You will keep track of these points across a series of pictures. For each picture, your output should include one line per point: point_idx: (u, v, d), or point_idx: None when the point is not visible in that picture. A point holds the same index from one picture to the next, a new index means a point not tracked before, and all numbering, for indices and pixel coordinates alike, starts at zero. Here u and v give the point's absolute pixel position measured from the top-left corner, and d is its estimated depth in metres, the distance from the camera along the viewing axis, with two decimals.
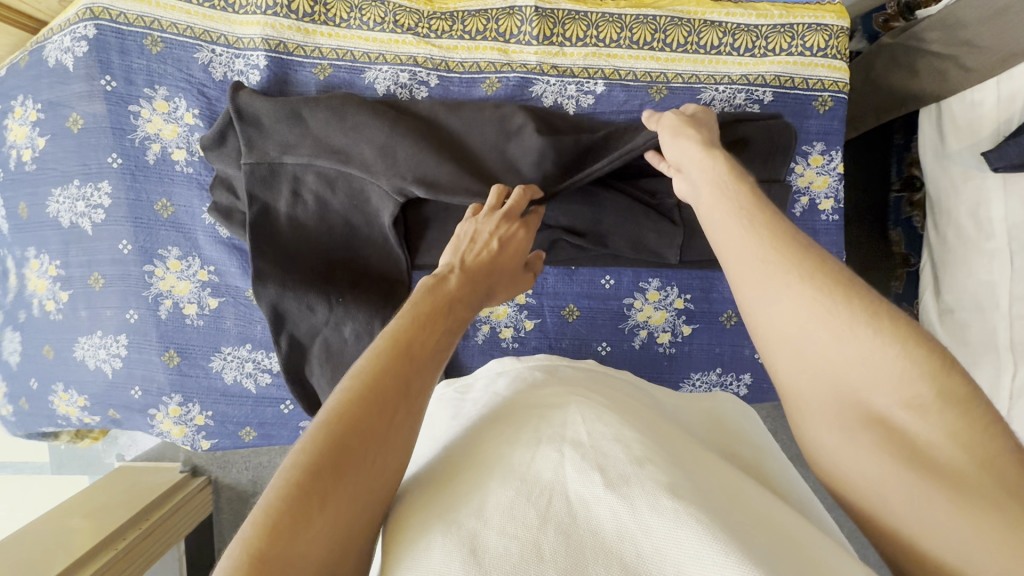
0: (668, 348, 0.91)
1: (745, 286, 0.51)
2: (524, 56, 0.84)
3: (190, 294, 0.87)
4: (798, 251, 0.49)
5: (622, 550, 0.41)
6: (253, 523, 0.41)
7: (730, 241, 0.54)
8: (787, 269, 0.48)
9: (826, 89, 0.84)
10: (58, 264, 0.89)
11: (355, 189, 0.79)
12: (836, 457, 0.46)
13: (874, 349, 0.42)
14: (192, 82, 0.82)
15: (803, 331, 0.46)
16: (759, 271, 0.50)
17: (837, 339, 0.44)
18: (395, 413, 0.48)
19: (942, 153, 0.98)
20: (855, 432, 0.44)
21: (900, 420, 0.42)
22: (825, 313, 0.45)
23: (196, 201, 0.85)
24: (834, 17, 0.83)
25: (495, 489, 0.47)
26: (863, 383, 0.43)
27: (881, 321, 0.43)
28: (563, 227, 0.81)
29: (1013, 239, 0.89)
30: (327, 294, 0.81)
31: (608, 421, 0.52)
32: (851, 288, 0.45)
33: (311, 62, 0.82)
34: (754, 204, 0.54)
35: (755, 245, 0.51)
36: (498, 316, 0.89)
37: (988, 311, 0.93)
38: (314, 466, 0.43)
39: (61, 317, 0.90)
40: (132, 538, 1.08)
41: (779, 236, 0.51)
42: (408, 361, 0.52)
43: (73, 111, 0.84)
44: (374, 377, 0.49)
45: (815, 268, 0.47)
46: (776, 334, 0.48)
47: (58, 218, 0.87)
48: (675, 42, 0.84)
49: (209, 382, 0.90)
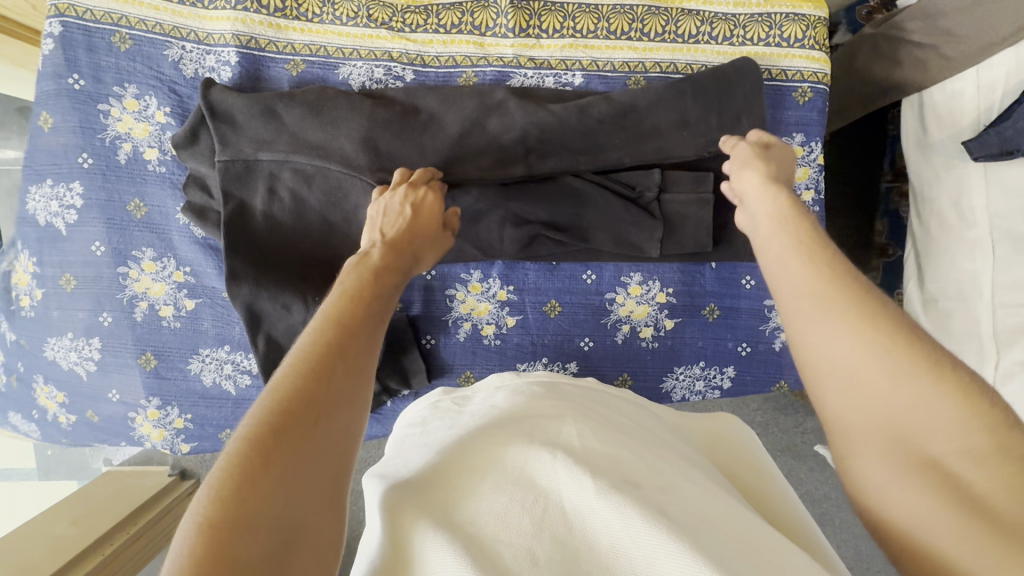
0: (651, 342, 0.90)
1: (794, 321, 0.51)
2: (500, 48, 0.83)
3: (166, 295, 0.86)
4: (856, 289, 0.48)
5: (617, 564, 0.43)
6: (205, 499, 0.39)
7: (783, 273, 0.54)
8: (846, 305, 0.47)
9: (806, 80, 0.84)
10: (33, 261, 0.86)
11: (332, 186, 0.78)
12: (875, 489, 0.45)
13: (933, 395, 0.42)
14: (162, 80, 0.81)
15: (857, 367, 0.45)
16: (815, 303, 0.49)
17: (895, 380, 0.43)
18: (341, 377, 0.48)
19: (924, 144, 0.98)
20: (903, 471, 0.43)
21: (954, 466, 0.41)
22: (883, 355, 0.44)
23: (170, 200, 0.84)
24: (812, 7, 0.83)
25: (490, 494, 0.48)
26: (918, 425, 0.42)
27: (944, 370, 0.42)
28: (542, 222, 0.81)
29: (996, 228, 0.89)
30: (304, 295, 0.80)
31: (602, 438, 0.53)
32: (910, 334, 0.44)
33: (284, 58, 0.81)
34: (814, 239, 0.54)
35: (817, 284, 0.50)
36: (480, 313, 0.89)
37: (971, 301, 0.93)
38: (262, 434, 0.42)
39: (35, 314, 0.88)
40: (119, 544, 1.07)
41: (828, 277, 0.50)
42: (350, 331, 0.52)
43: (42, 110, 0.82)
44: (316, 347, 0.49)
45: (877, 310, 0.46)
46: (824, 372, 0.48)
47: (35, 216, 0.85)
48: (652, 31, 0.83)
49: (188, 384, 0.88)
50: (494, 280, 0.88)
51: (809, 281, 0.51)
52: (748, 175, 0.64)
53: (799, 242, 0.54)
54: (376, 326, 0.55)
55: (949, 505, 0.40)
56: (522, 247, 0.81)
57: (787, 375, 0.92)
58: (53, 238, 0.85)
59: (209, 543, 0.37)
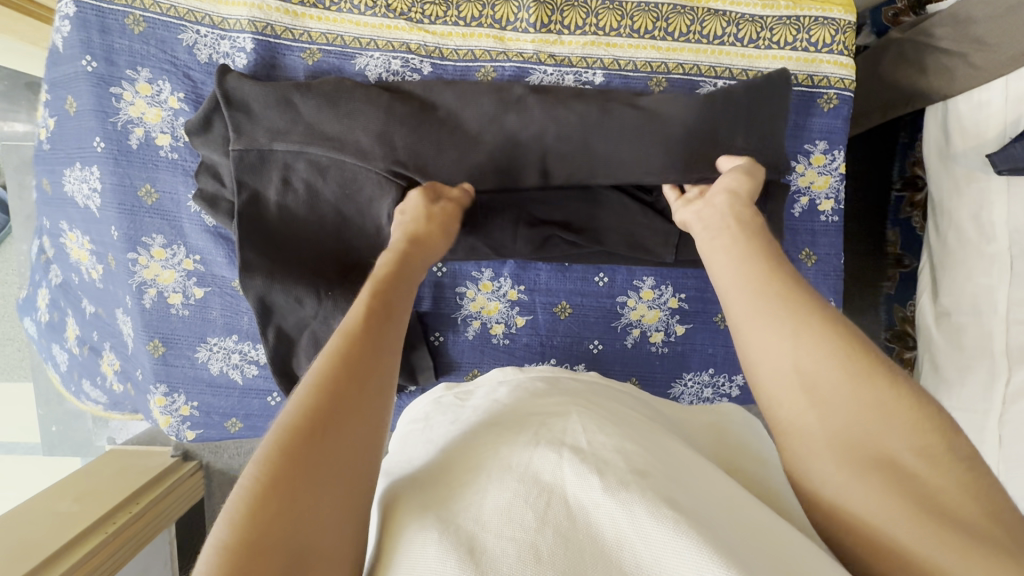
0: (661, 347, 0.90)
1: (748, 323, 0.51)
2: (521, 44, 0.81)
3: (175, 283, 0.85)
4: (803, 298, 0.50)
5: (621, 557, 0.43)
6: (229, 527, 0.40)
7: (735, 274, 0.55)
8: (797, 311, 0.49)
9: (832, 86, 0.82)
10: (88, 239, 0.88)
11: (347, 178, 0.77)
12: (838, 494, 0.44)
13: (888, 396, 0.42)
14: (177, 65, 0.79)
15: (814, 369, 0.45)
16: (768, 304, 0.50)
17: (854, 382, 0.43)
18: (362, 396, 0.48)
19: (947, 155, 0.96)
20: (862, 473, 0.42)
21: (910, 465, 0.41)
22: (841, 357, 0.45)
23: (182, 187, 0.83)
24: (842, 11, 0.80)
25: (494, 490, 0.48)
26: (875, 426, 0.42)
27: (894, 374, 0.44)
28: (557, 224, 0.80)
29: (1014, 243, 0.88)
30: (318, 288, 0.79)
31: (609, 432, 0.53)
32: (855, 342, 0.46)
33: (300, 46, 0.79)
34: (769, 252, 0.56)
35: (766, 284, 0.52)
36: (489, 312, 0.88)
37: (985, 316, 0.92)
38: (285, 459, 0.42)
39: (102, 285, 0.91)
40: (121, 522, 1.08)
41: (778, 283, 0.52)
42: (365, 346, 0.51)
43: (69, 94, 0.82)
44: (335, 366, 0.48)
45: (828, 317, 0.48)
46: (782, 378, 0.47)
47: (74, 198, 0.87)
48: (677, 31, 0.81)
49: (195, 372, 0.88)
50: (505, 279, 0.87)
51: (766, 287, 0.52)
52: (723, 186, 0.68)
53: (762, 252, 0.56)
54: (394, 340, 0.55)
55: (902, 498, 0.41)
56: (536, 247, 0.80)
57: None
58: (88, 219, 0.86)
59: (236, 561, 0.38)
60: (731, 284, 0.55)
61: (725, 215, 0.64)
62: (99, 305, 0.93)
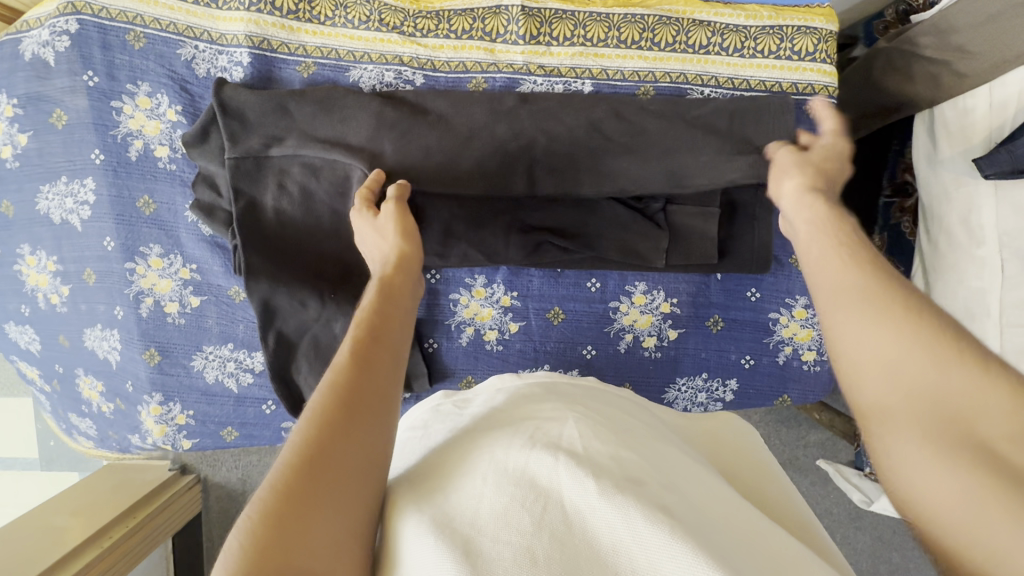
0: (654, 352, 0.90)
1: (835, 305, 0.51)
2: (511, 55, 0.83)
3: (172, 292, 0.86)
4: (887, 284, 0.50)
5: (617, 562, 0.43)
6: (228, 565, 0.40)
7: (820, 269, 0.56)
8: (886, 297, 0.49)
9: (816, 93, 0.83)
10: (54, 259, 0.88)
11: (339, 178, 0.79)
12: (905, 472, 0.42)
13: (978, 382, 0.42)
14: (174, 78, 0.81)
15: (898, 351, 0.45)
16: (855, 295, 0.50)
17: (939, 366, 0.43)
18: (358, 425, 0.48)
19: (934, 159, 0.99)
20: (945, 451, 0.40)
21: (1005, 450, 0.39)
22: (926, 342, 0.45)
23: (179, 198, 0.84)
24: (824, 20, 0.82)
25: (491, 495, 0.48)
26: (964, 408, 0.41)
27: (986, 361, 0.43)
28: (548, 230, 0.82)
29: (1004, 247, 0.89)
30: (321, 293, 0.82)
31: (604, 438, 0.54)
32: (949, 330, 0.45)
33: (296, 60, 0.82)
34: (853, 241, 0.57)
35: (849, 274, 0.53)
36: (483, 318, 0.89)
37: (979, 319, 0.93)
38: (284, 493, 0.43)
39: (65, 309, 0.90)
40: (118, 535, 1.08)
41: (860, 269, 0.53)
42: (366, 371, 0.52)
43: (57, 107, 0.84)
44: (334, 399, 0.49)
45: (920, 304, 0.48)
46: (861, 367, 0.47)
47: (48, 214, 0.87)
48: (663, 41, 0.83)
49: (191, 381, 0.88)
50: (499, 286, 0.88)
51: (851, 275, 0.52)
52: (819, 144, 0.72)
53: (844, 243, 0.57)
54: (394, 369, 0.55)
55: (987, 476, 0.38)
56: (528, 253, 0.83)
57: (791, 389, 0.91)
58: (71, 235, 0.87)
59: None
60: (816, 267, 0.57)
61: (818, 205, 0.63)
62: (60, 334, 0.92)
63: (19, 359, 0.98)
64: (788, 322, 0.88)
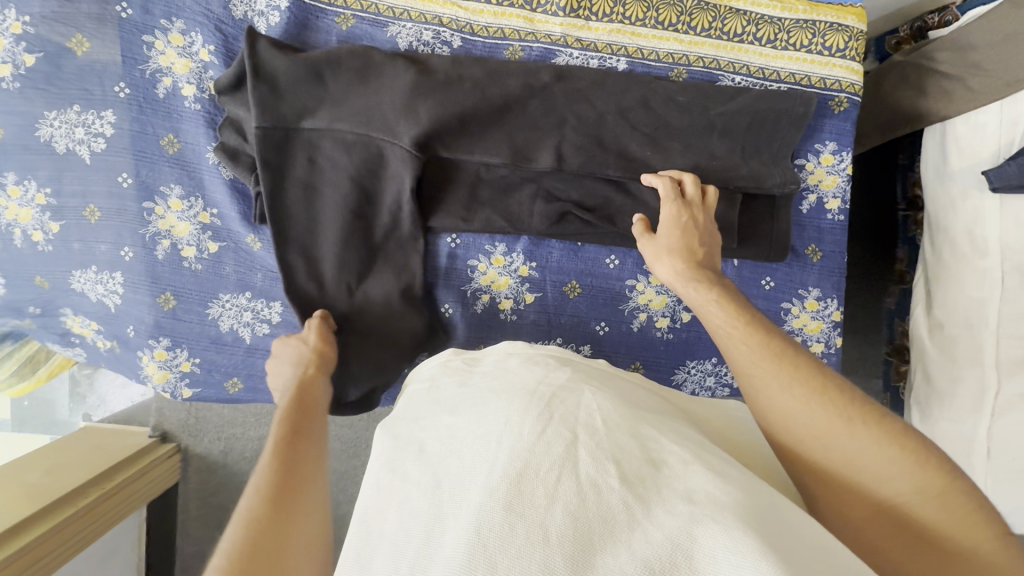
0: (666, 333, 0.90)
1: (753, 377, 0.64)
2: (550, 26, 0.84)
3: (190, 236, 0.84)
4: (782, 353, 0.63)
5: (630, 537, 0.45)
6: None
7: (725, 332, 0.69)
8: (781, 371, 0.62)
9: (843, 90, 0.85)
10: (48, 192, 0.84)
11: (371, 155, 0.78)
12: (852, 529, 0.56)
13: (882, 445, 0.56)
14: (210, 17, 0.80)
15: (818, 425, 0.58)
16: (770, 368, 0.63)
17: (851, 433, 0.57)
18: (282, 549, 0.51)
19: (944, 172, 1.00)
20: (875, 511, 0.55)
21: (908, 500, 0.54)
22: (836, 415, 0.58)
23: (203, 139, 0.83)
24: (855, 20, 0.84)
25: (505, 459, 0.49)
26: (878, 471, 0.55)
27: (877, 423, 0.57)
28: (573, 202, 0.83)
29: (1006, 260, 0.92)
30: (341, 256, 0.80)
31: (622, 411, 0.56)
32: (847, 399, 0.59)
33: (335, 11, 0.81)
34: (745, 309, 0.70)
35: (757, 345, 0.65)
36: (499, 287, 0.88)
37: (977, 328, 0.96)
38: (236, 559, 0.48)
39: (50, 249, 0.85)
40: (92, 498, 1.04)
41: (766, 339, 0.65)
42: (296, 457, 0.61)
43: (76, 31, 0.80)
44: (270, 486, 0.56)
45: (816, 373, 0.61)
46: (801, 446, 0.59)
47: (49, 143, 0.82)
48: (700, 26, 0.85)
49: (203, 328, 0.86)
50: (518, 255, 0.88)
51: (765, 344, 0.64)
52: (669, 231, 0.78)
53: (739, 309, 0.69)
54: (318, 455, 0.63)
55: (900, 522, 0.54)
56: (552, 223, 0.83)
57: None
58: (76, 166, 0.83)
59: None
60: (724, 329, 0.69)
61: (721, 281, 0.75)
62: (43, 272, 0.87)
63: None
64: (799, 313, 0.89)
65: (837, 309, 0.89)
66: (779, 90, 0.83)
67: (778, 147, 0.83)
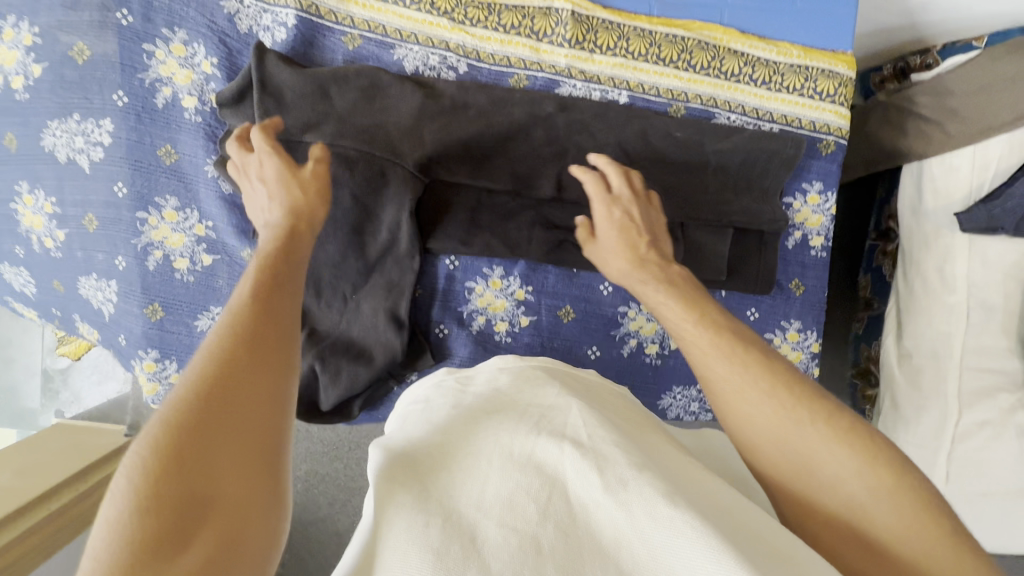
0: (655, 359, 0.94)
1: (722, 385, 0.60)
2: (554, 57, 0.86)
3: (184, 248, 0.83)
4: (753, 364, 0.60)
5: (618, 555, 0.46)
6: (118, 507, 0.42)
7: (692, 341, 0.65)
8: (751, 380, 0.59)
9: (831, 134, 0.90)
10: (53, 201, 0.83)
11: (373, 172, 0.77)
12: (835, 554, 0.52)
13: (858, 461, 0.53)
14: (214, 30, 0.79)
15: (793, 440, 0.55)
16: (739, 379, 0.59)
17: (828, 449, 0.54)
18: (232, 423, 0.46)
19: (919, 210, 1.04)
20: (854, 534, 0.52)
21: (891, 524, 0.51)
22: (812, 430, 0.55)
23: (201, 151, 0.81)
24: (846, 67, 0.88)
25: (497, 481, 0.51)
26: (857, 493, 0.52)
27: (854, 439, 0.54)
28: (570, 230, 0.85)
29: (972, 297, 0.99)
30: (342, 280, 0.82)
31: (607, 428, 0.56)
32: (823, 413, 0.56)
33: (342, 30, 0.81)
34: (704, 311, 0.66)
35: (727, 353, 0.61)
36: (495, 309, 0.90)
37: (942, 359, 1.02)
38: (173, 430, 0.44)
39: (58, 255, 0.86)
40: (69, 499, 1.01)
41: (735, 346, 0.62)
42: (261, 316, 0.52)
43: (78, 40, 0.79)
44: (230, 342, 0.49)
45: (792, 384, 0.58)
46: (778, 464, 0.56)
47: (54, 153, 0.82)
48: (699, 65, 0.87)
49: (192, 340, 0.86)
50: (515, 279, 0.90)
51: (731, 351, 0.61)
52: (610, 223, 0.76)
53: (702, 314, 0.66)
54: (291, 316, 0.54)
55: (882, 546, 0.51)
56: (549, 250, 0.85)
57: None
58: (76, 175, 0.82)
59: (154, 523, 0.41)
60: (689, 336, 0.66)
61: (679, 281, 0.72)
62: (58, 278, 0.87)
63: (13, 302, 0.92)
64: (780, 344, 0.94)
65: (816, 340, 0.94)
66: (771, 131, 0.86)
67: (769, 186, 0.86)
